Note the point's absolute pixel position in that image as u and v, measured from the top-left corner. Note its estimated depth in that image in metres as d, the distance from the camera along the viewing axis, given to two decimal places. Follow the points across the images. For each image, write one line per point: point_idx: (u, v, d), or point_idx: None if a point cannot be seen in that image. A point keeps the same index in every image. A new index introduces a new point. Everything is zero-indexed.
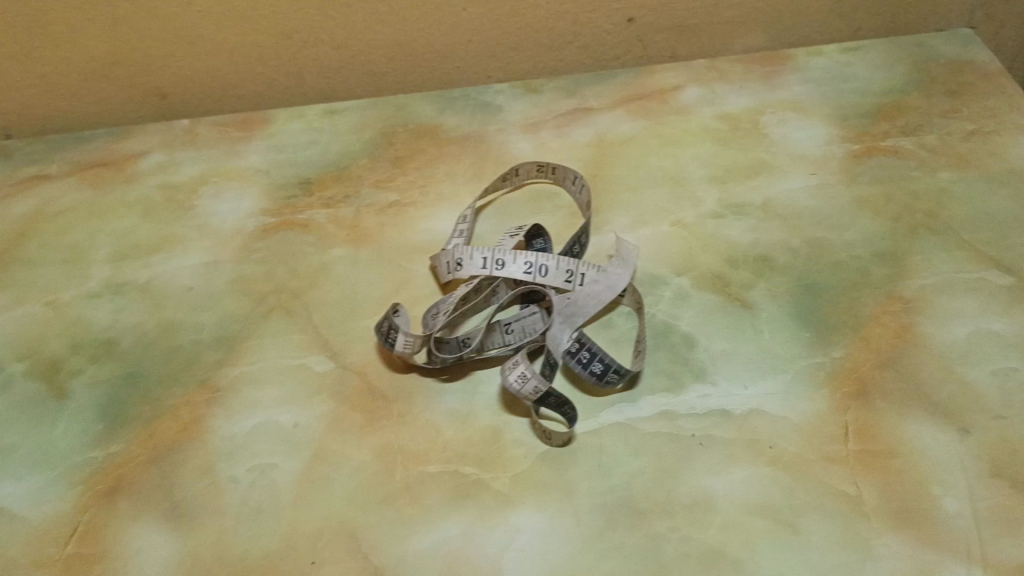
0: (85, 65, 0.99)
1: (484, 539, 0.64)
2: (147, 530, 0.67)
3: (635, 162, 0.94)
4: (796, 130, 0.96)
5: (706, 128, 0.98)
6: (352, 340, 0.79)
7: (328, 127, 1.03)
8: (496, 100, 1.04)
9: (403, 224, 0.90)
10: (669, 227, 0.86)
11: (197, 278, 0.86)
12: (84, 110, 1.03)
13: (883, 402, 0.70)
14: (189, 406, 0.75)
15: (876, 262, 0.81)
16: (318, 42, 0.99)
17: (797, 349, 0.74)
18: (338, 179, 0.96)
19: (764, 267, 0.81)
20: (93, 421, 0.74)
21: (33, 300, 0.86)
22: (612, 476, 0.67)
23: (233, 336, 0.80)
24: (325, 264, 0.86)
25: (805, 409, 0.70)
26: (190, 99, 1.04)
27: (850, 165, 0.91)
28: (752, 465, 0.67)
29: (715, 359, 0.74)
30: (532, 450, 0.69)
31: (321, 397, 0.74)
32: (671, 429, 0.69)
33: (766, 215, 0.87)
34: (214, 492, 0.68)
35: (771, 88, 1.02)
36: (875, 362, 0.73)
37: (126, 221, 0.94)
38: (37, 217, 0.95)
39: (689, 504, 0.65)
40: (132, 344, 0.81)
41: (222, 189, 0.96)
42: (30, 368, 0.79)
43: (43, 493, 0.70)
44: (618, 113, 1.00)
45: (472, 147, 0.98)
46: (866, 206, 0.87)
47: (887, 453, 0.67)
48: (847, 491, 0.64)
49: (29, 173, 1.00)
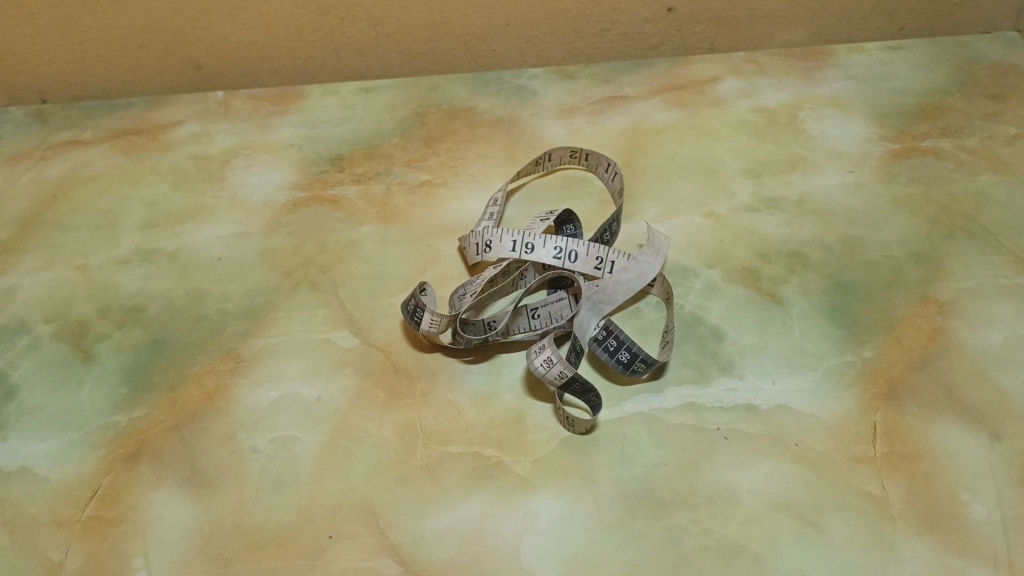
0: (123, 34, 0.99)
1: (503, 522, 0.63)
2: (167, 496, 0.67)
3: (669, 152, 0.93)
4: (834, 127, 0.95)
5: (742, 120, 0.96)
6: (378, 318, 0.79)
7: (362, 105, 1.03)
8: (531, 84, 1.04)
9: (433, 204, 0.89)
10: (701, 218, 0.85)
11: (226, 249, 0.86)
12: (120, 78, 1.04)
13: (913, 405, 0.69)
14: (213, 375, 0.75)
15: (911, 263, 0.80)
16: (355, 20, 0.99)
17: (827, 347, 0.73)
18: (370, 157, 0.96)
19: (797, 263, 0.80)
20: (118, 385, 0.75)
21: (63, 264, 0.86)
22: (634, 465, 0.66)
23: (259, 307, 0.80)
24: (353, 240, 0.86)
25: (834, 407, 0.69)
26: (226, 71, 1.04)
27: (888, 164, 0.90)
28: (777, 461, 0.66)
29: (743, 353, 0.73)
30: (554, 435, 0.68)
31: (345, 372, 0.74)
32: (697, 421, 0.69)
33: (801, 211, 0.86)
34: (234, 462, 0.69)
35: (810, 83, 1.01)
36: (906, 363, 0.72)
37: (157, 189, 0.94)
38: (70, 182, 0.95)
39: (711, 497, 0.64)
40: (159, 311, 0.81)
41: (254, 161, 0.96)
42: (58, 330, 0.80)
43: (66, 454, 0.70)
44: (653, 102, 0.99)
45: (505, 130, 0.97)
46: (903, 206, 0.85)
47: (915, 456, 0.66)
48: (873, 492, 0.64)
49: (64, 138, 1.00)
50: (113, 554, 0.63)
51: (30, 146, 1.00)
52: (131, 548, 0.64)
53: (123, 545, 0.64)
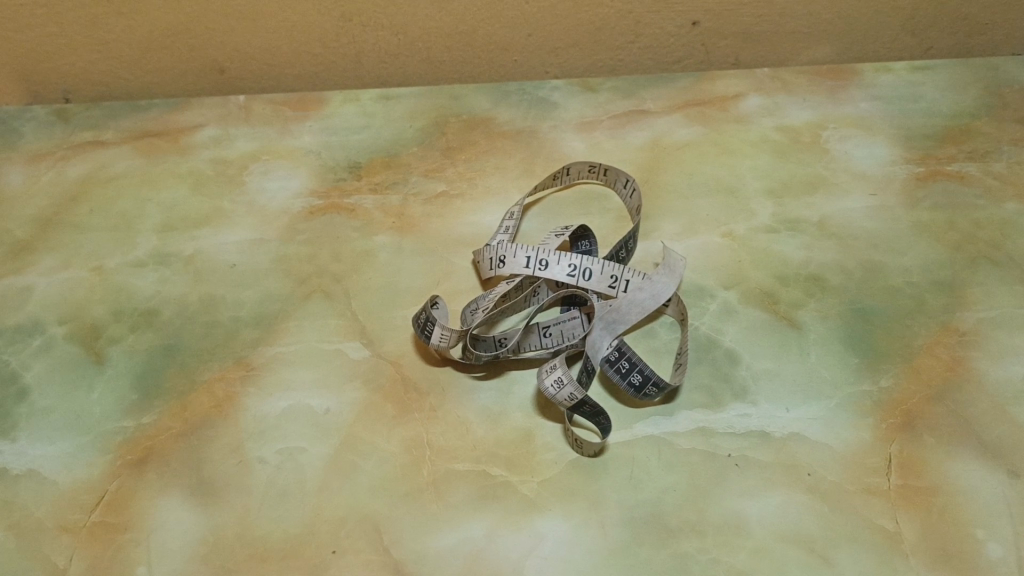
0: (146, 35, 0.99)
1: (508, 543, 0.63)
2: (173, 505, 0.67)
3: (690, 169, 0.92)
4: (858, 147, 0.93)
5: (765, 139, 0.95)
6: (390, 330, 0.78)
7: (382, 113, 1.02)
8: (552, 96, 1.03)
9: (449, 215, 0.89)
10: (719, 238, 0.84)
11: (241, 255, 0.86)
12: (143, 78, 1.05)
13: (929, 437, 0.68)
14: (223, 383, 0.75)
15: (933, 290, 0.78)
16: (378, 28, 0.99)
17: (844, 374, 0.72)
18: (388, 166, 0.95)
19: (815, 287, 0.79)
20: (129, 390, 0.75)
21: (79, 265, 0.86)
22: (643, 489, 0.65)
23: (272, 315, 0.80)
24: (368, 250, 0.86)
25: (849, 437, 0.68)
26: (247, 75, 1.04)
27: (912, 188, 0.88)
28: (789, 491, 0.65)
29: (758, 379, 0.72)
30: (562, 456, 0.68)
31: (355, 384, 0.74)
32: (707, 447, 0.68)
33: (822, 233, 0.84)
34: (241, 471, 0.68)
35: (836, 102, 0.99)
36: (924, 395, 0.70)
37: (175, 193, 0.94)
38: (89, 182, 0.96)
39: (720, 526, 0.63)
40: (172, 316, 0.81)
41: (272, 166, 0.96)
42: (71, 332, 0.80)
43: (74, 458, 0.70)
44: (675, 117, 0.98)
45: (524, 142, 0.97)
46: (926, 232, 0.84)
47: (930, 490, 0.64)
48: (885, 526, 0.62)
49: (85, 137, 1.01)
50: (118, 561, 0.63)
51: (51, 144, 1.00)
52: (135, 556, 0.64)
53: (127, 552, 0.64)
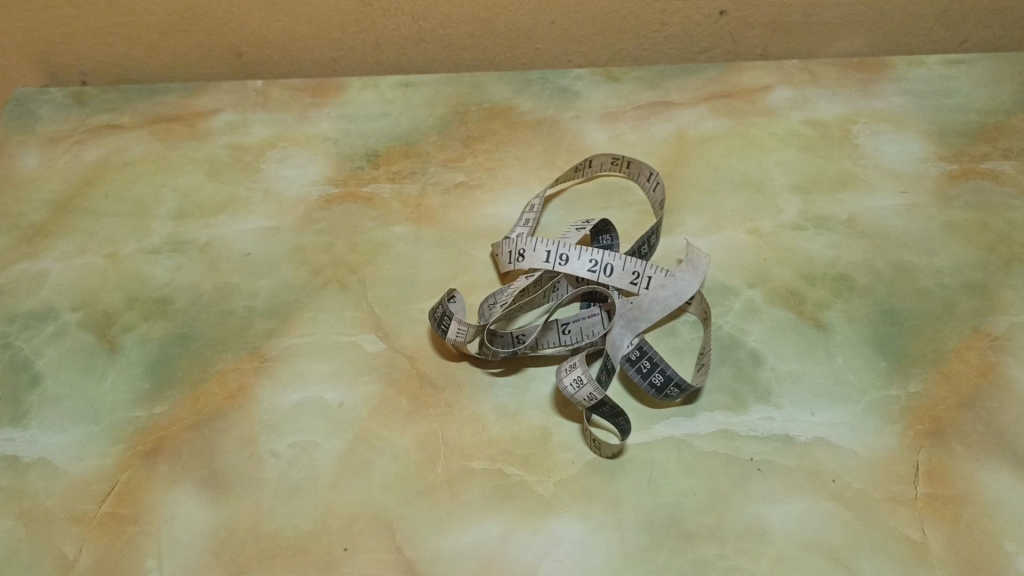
0: (165, 18, 0.98)
1: (523, 545, 0.61)
2: (184, 497, 0.66)
3: (715, 163, 0.90)
4: (889, 144, 0.91)
5: (793, 133, 0.93)
6: (406, 323, 0.77)
7: (401, 100, 1.00)
8: (575, 85, 1.00)
9: (468, 207, 0.87)
10: (745, 235, 0.82)
11: (256, 244, 0.85)
12: (161, 62, 1.03)
13: (958, 445, 0.66)
14: (237, 373, 0.73)
15: (964, 293, 0.76)
16: (399, 13, 0.97)
17: (872, 378, 0.70)
18: (406, 155, 0.94)
19: (843, 287, 0.77)
20: (141, 379, 0.74)
21: (93, 251, 0.86)
22: (662, 493, 0.64)
23: (286, 306, 0.79)
24: (385, 241, 0.84)
25: (875, 444, 0.66)
26: (266, 59, 1.03)
27: (945, 187, 0.86)
28: (813, 498, 0.63)
29: (782, 381, 0.70)
30: (579, 457, 0.66)
31: (369, 378, 0.72)
32: (729, 450, 0.66)
33: (850, 231, 0.82)
34: (253, 464, 0.67)
35: (867, 96, 0.96)
36: (953, 401, 0.68)
37: (191, 178, 0.93)
38: (105, 167, 0.95)
39: (741, 532, 0.61)
40: (186, 304, 0.80)
41: (290, 153, 0.95)
42: (85, 319, 0.79)
43: (85, 447, 0.69)
44: (701, 109, 0.96)
45: (546, 133, 0.95)
46: (958, 232, 0.81)
47: (958, 500, 0.62)
48: (912, 536, 0.61)
49: (101, 121, 1.00)
50: (128, 553, 0.63)
51: (68, 127, 0.99)
52: (145, 549, 0.63)
53: (136, 545, 0.63)
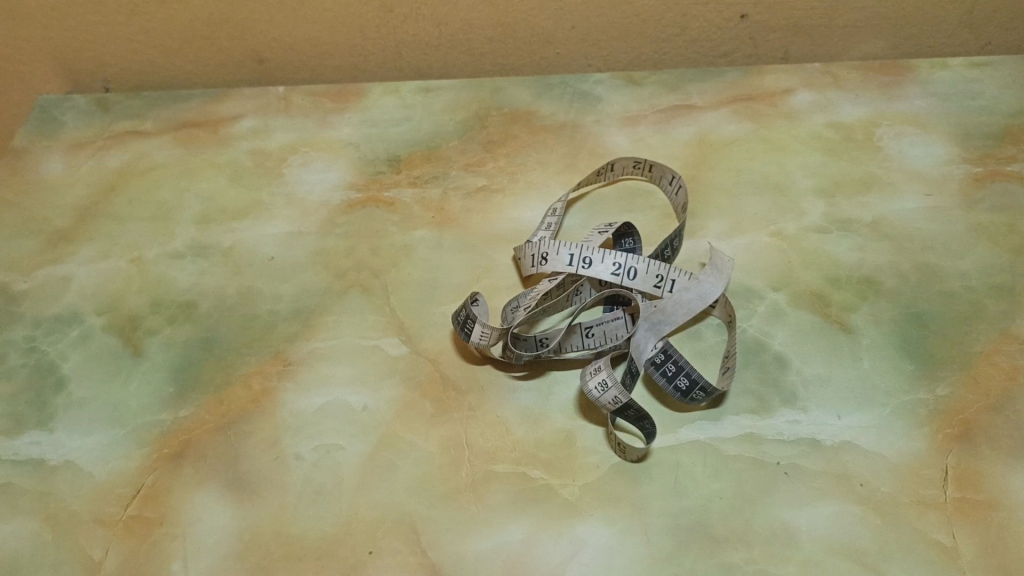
0: (187, 25, 0.99)
1: (548, 548, 0.61)
2: (209, 500, 0.66)
3: (737, 166, 0.89)
4: (913, 146, 0.90)
5: (816, 135, 0.92)
6: (429, 326, 0.77)
7: (421, 104, 1.00)
8: (596, 88, 1.00)
9: (489, 211, 0.87)
10: (768, 237, 0.81)
11: (279, 248, 0.85)
12: (183, 68, 1.04)
13: (988, 448, 0.65)
14: (260, 377, 0.74)
15: (991, 295, 0.75)
16: (420, 18, 0.97)
17: (899, 381, 0.69)
18: (428, 159, 0.94)
19: (869, 290, 0.76)
20: (166, 382, 0.74)
21: (117, 256, 0.86)
22: (687, 497, 0.63)
23: (309, 309, 0.79)
24: (407, 245, 0.84)
25: (903, 447, 0.65)
26: (287, 65, 1.04)
27: (970, 189, 0.85)
28: (841, 502, 0.62)
29: (809, 384, 0.70)
30: (603, 460, 0.66)
31: (392, 381, 0.72)
32: (755, 454, 0.65)
33: (875, 234, 0.81)
34: (278, 467, 0.67)
35: (890, 99, 0.96)
36: (982, 404, 0.68)
37: (214, 183, 0.93)
38: (128, 173, 0.95)
39: (768, 536, 0.61)
40: (210, 308, 0.80)
41: (312, 158, 0.95)
42: (110, 323, 0.79)
43: (111, 450, 0.69)
44: (723, 112, 0.95)
45: (567, 137, 0.95)
46: (984, 234, 0.81)
47: (989, 504, 0.62)
48: (941, 541, 0.60)
49: (125, 127, 1.00)
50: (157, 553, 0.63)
51: (92, 133, 1.00)
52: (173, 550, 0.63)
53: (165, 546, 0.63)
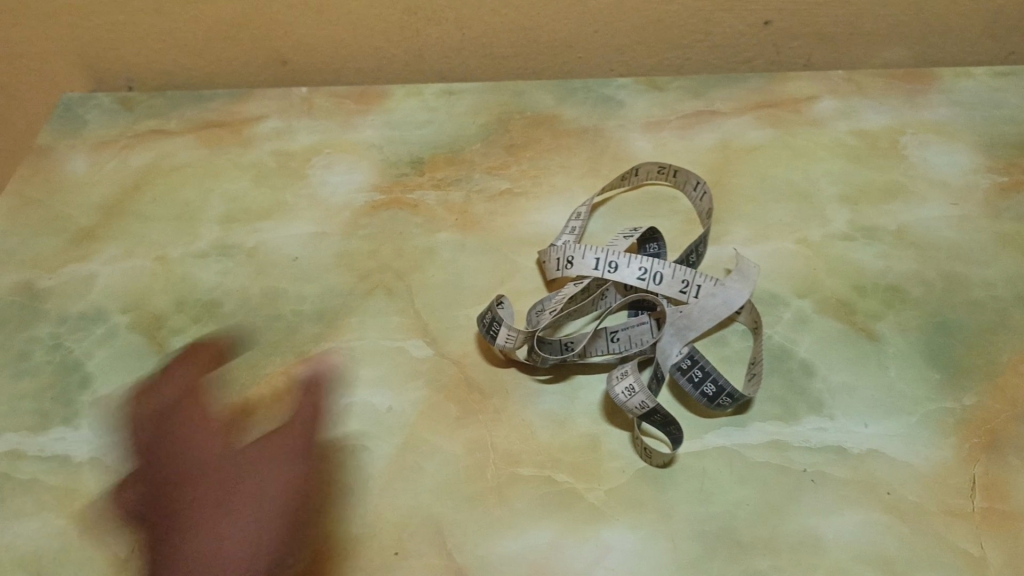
0: (212, 26, 0.99)
1: (574, 553, 0.61)
2: (234, 500, 0.66)
3: (761, 173, 0.89)
4: (938, 154, 0.90)
5: (840, 143, 0.92)
6: (453, 329, 0.77)
7: (444, 107, 1.00)
8: (619, 94, 1.00)
9: (513, 214, 0.88)
10: (793, 244, 0.81)
11: (303, 248, 0.86)
12: (207, 68, 1.04)
13: (1016, 458, 0.65)
14: (285, 377, 0.74)
15: (1018, 305, 0.75)
16: (443, 22, 0.98)
17: (925, 390, 0.69)
18: (451, 162, 0.94)
19: (894, 298, 0.76)
20: (191, 381, 0.74)
21: (142, 255, 0.86)
22: (714, 503, 0.63)
23: (333, 311, 0.79)
24: (431, 247, 0.84)
25: (930, 456, 0.65)
26: (310, 67, 1.04)
27: (995, 198, 0.85)
28: (868, 510, 0.62)
29: (835, 392, 0.69)
30: (629, 465, 0.66)
31: (417, 383, 0.73)
32: (781, 461, 0.65)
33: (899, 242, 0.81)
34: (303, 467, 0.67)
35: (914, 107, 0.96)
36: (1009, 414, 0.67)
37: (238, 183, 0.94)
38: (152, 172, 0.96)
39: (795, 544, 0.61)
40: (235, 308, 0.80)
41: (335, 160, 0.95)
42: (134, 321, 0.80)
43: (136, 448, 0.70)
44: (746, 118, 0.95)
45: (590, 141, 0.95)
46: (1010, 244, 0.80)
47: (1017, 514, 0.61)
48: (969, 550, 0.60)
49: (148, 126, 1.01)
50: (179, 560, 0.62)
51: (116, 132, 1.00)
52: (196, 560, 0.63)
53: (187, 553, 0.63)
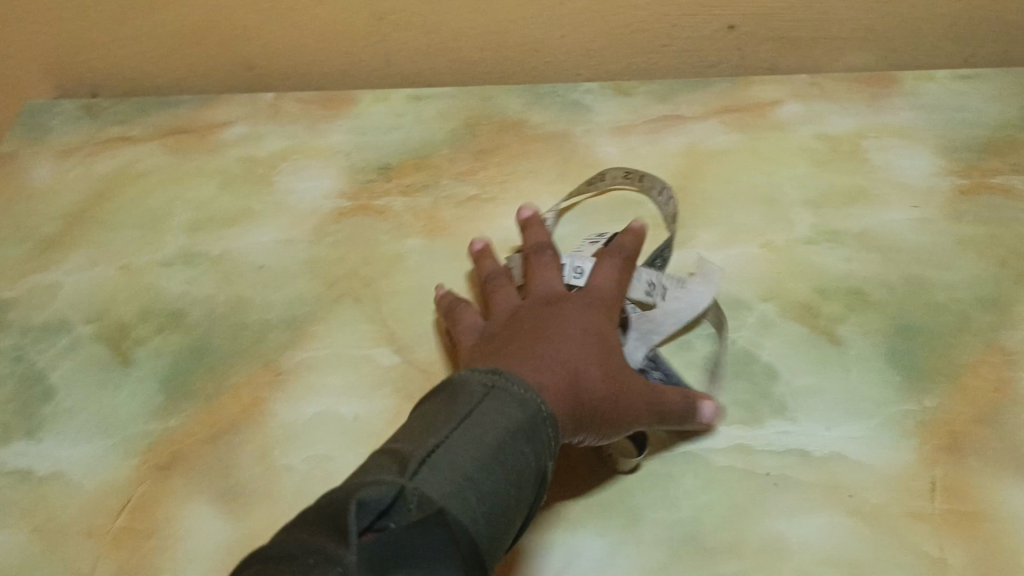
0: (176, 31, 0.98)
1: (542, 560, 0.62)
2: (200, 512, 0.66)
3: (727, 177, 0.90)
4: (901, 158, 0.91)
5: (805, 147, 0.93)
6: (420, 336, 0.77)
7: (412, 112, 1.00)
8: (586, 98, 1.00)
9: (481, 220, 0.88)
10: (759, 248, 0.82)
11: (270, 256, 0.85)
12: (172, 74, 1.03)
13: (976, 460, 0.66)
14: (251, 387, 0.73)
15: (978, 307, 0.76)
16: (410, 27, 0.97)
17: (888, 393, 0.70)
18: (419, 168, 0.94)
19: (858, 301, 0.77)
20: (156, 391, 0.74)
21: (106, 264, 0.86)
22: (679, 508, 0.64)
23: (300, 319, 0.79)
24: (399, 254, 0.84)
25: (892, 459, 0.66)
26: (277, 72, 1.03)
27: (957, 202, 0.86)
28: (832, 513, 0.63)
29: (799, 396, 0.70)
30: (595, 471, 0.67)
31: (385, 391, 0.72)
32: (746, 464, 0.66)
33: (863, 246, 0.82)
34: (270, 478, 0.67)
35: (877, 110, 0.97)
36: (970, 416, 0.68)
37: (204, 190, 0.93)
38: (116, 180, 0.95)
39: (760, 548, 0.61)
40: (201, 317, 0.80)
41: (302, 166, 0.95)
42: (98, 331, 0.79)
43: (100, 461, 0.69)
44: (712, 122, 0.96)
45: (558, 146, 0.95)
46: (971, 247, 0.82)
47: (977, 516, 0.62)
48: (930, 552, 0.61)
49: (113, 133, 1.00)
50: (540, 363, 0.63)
51: (79, 139, 0.99)
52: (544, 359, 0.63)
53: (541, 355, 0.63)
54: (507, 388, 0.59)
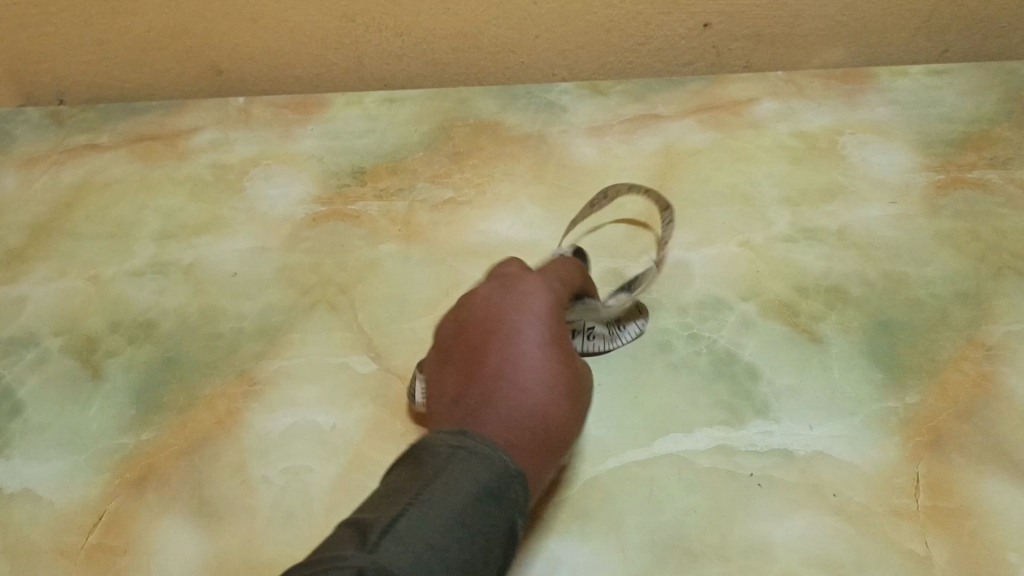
0: (142, 36, 0.96)
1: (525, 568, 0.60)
2: (174, 527, 0.64)
3: (704, 176, 0.90)
4: (876, 154, 0.91)
5: (780, 145, 0.93)
6: (397, 343, 0.76)
7: (386, 116, 0.99)
8: (561, 99, 1.00)
9: (457, 223, 0.87)
10: (737, 248, 0.82)
11: (243, 264, 0.84)
12: (140, 80, 1.01)
13: (958, 456, 0.65)
14: (225, 399, 0.72)
15: (957, 302, 0.76)
16: (381, 29, 0.95)
17: (869, 391, 0.70)
18: (393, 171, 0.93)
19: (837, 299, 0.77)
20: (127, 405, 0.72)
21: (74, 275, 0.84)
22: (663, 512, 0.63)
23: (274, 328, 0.77)
24: (375, 260, 0.83)
25: (876, 457, 0.65)
26: (247, 76, 1.01)
27: (933, 197, 0.86)
28: (817, 513, 0.62)
29: (780, 395, 0.70)
30: (577, 475, 0.65)
31: (362, 400, 0.71)
32: (729, 465, 0.65)
33: (841, 243, 0.82)
34: (246, 491, 0.66)
35: (852, 107, 0.97)
36: (952, 412, 0.68)
37: (174, 198, 0.91)
38: (84, 189, 0.93)
39: (745, 550, 0.60)
40: (172, 327, 0.78)
41: (274, 172, 0.93)
42: (67, 344, 0.77)
43: (70, 477, 0.67)
44: (688, 121, 0.96)
45: (534, 147, 0.94)
46: (948, 242, 0.82)
47: (961, 512, 0.62)
48: (915, 550, 0.60)
49: (80, 141, 0.98)
50: (513, 412, 0.51)
51: (46, 149, 0.97)
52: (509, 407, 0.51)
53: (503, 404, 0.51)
54: (475, 447, 0.48)
